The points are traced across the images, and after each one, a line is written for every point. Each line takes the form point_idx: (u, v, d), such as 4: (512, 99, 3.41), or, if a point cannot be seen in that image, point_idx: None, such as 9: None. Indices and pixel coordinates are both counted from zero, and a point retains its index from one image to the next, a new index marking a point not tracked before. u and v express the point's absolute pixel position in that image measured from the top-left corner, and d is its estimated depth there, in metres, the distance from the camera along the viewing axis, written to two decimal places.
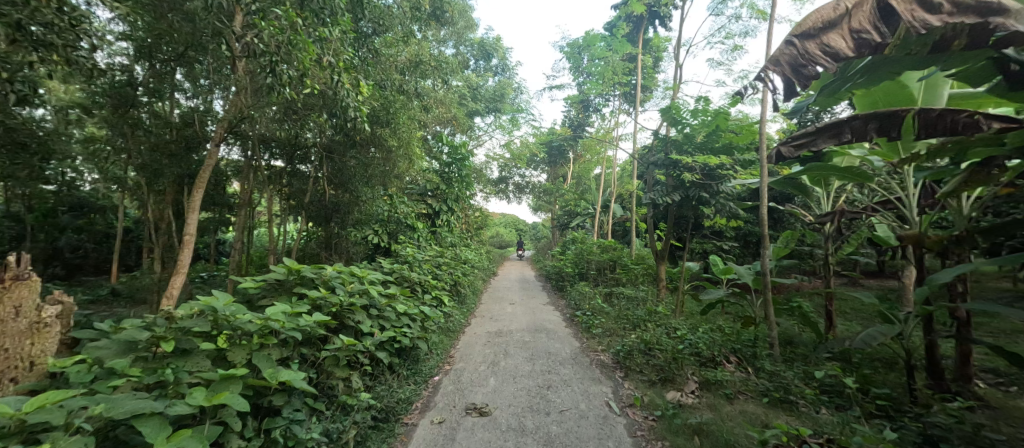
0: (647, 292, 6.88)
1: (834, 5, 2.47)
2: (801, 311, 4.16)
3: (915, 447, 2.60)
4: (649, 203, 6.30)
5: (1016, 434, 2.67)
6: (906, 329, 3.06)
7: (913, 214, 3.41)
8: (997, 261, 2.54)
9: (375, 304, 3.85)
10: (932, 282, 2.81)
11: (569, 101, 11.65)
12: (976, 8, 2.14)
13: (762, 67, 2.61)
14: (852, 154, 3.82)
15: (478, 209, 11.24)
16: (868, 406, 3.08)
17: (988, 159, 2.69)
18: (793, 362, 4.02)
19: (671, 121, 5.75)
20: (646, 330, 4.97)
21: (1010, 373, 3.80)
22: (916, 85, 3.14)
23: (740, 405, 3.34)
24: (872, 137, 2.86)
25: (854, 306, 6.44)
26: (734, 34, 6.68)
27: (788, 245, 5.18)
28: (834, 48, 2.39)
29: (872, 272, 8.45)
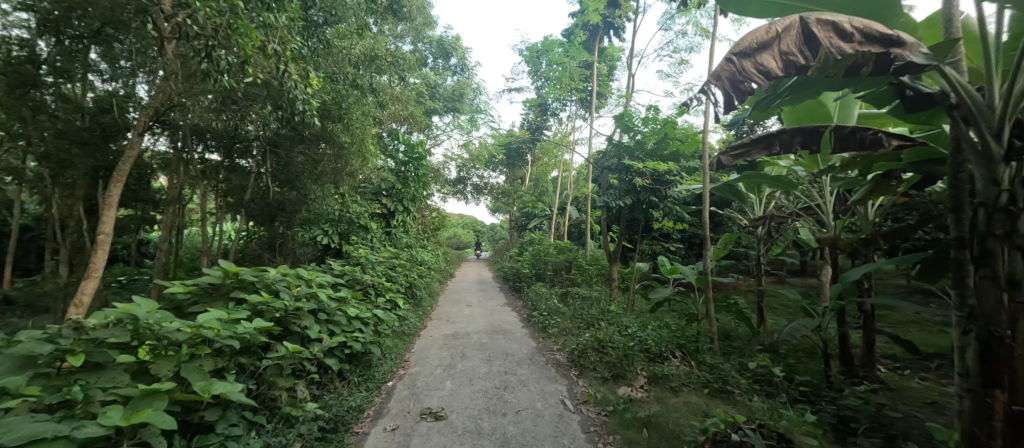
0: (601, 292, 7.13)
1: (766, 31, 2.69)
2: (737, 307, 4.52)
3: (829, 427, 2.93)
4: (603, 206, 6.53)
5: (908, 411, 3.09)
6: (824, 322, 3.42)
7: (829, 219, 3.83)
8: (895, 261, 2.91)
9: (324, 309, 3.66)
10: (844, 280, 3.16)
11: (528, 104, 11.79)
12: (881, 39, 2.35)
13: (705, 82, 2.79)
14: (781, 164, 4.24)
15: (435, 209, 11.03)
16: (792, 392, 3.40)
17: (889, 172, 3.08)
18: (731, 355, 4.35)
19: (623, 128, 6.01)
20: (600, 329, 5.15)
21: (904, 358, 4.38)
22: (832, 104, 3.55)
23: (684, 397, 3.56)
24: (798, 150, 3.12)
25: (782, 302, 7.09)
26: (681, 48, 7.13)
27: (727, 247, 5.60)
28: (765, 67, 2.58)
29: (797, 271, 9.36)
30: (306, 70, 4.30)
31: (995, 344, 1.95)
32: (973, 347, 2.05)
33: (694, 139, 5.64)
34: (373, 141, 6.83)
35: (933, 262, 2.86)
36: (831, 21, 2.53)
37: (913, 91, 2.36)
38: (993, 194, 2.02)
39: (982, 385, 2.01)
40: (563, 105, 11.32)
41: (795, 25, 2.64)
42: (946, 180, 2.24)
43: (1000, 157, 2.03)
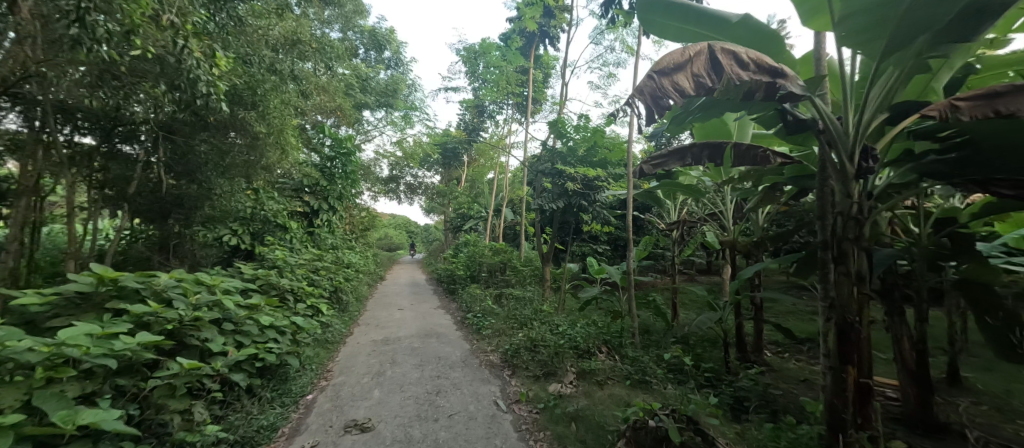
0: (535, 292, 7.32)
1: (682, 52, 2.97)
2: (655, 303, 4.94)
3: (728, 407, 3.32)
4: (536, 209, 6.72)
5: (786, 388, 3.63)
6: (724, 315, 3.88)
7: (729, 224, 4.37)
8: (778, 261, 3.39)
9: (230, 318, 3.25)
10: (740, 277, 3.60)
11: (464, 104, 11.70)
12: (771, 70, 2.72)
13: (630, 96, 3.00)
14: (692, 174, 4.76)
15: (365, 209, 10.43)
16: (699, 378, 3.81)
17: (774, 184, 3.59)
18: (649, 347, 4.73)
19: (557, 133, 6.24)
20: (532, 329, 5.27)
21: (785, 343, 5.15)
22: (732, 125, 4.07)
23: (609, 389, 3.79)
24: (706, 163, 3.48)
25: (692, 298, 7.89)
26: (609, 62, 7.62)
27: (648, 248, 6.10)
28: (681, 86, 2.84)
29: (704, 270, 10.52)
30: (212, 48, 3.80)
31: (848, 328, 2.37)
32: (833, 332, 2.47)
33: (620, 148, 6.07)
34: (294, 132, 6.26)
35: (806, 261, 3.40)
36: (732, 50, 2.87)
37: (792, 117, 2.69)
38: (847, 205, 2.46)
39: (840, 362, 2.42)
40: (500, 108, 11.44)
41: (704, 50, 2.94)
42: (814, 192, 2.68)
43: (852, 174, 2.47)
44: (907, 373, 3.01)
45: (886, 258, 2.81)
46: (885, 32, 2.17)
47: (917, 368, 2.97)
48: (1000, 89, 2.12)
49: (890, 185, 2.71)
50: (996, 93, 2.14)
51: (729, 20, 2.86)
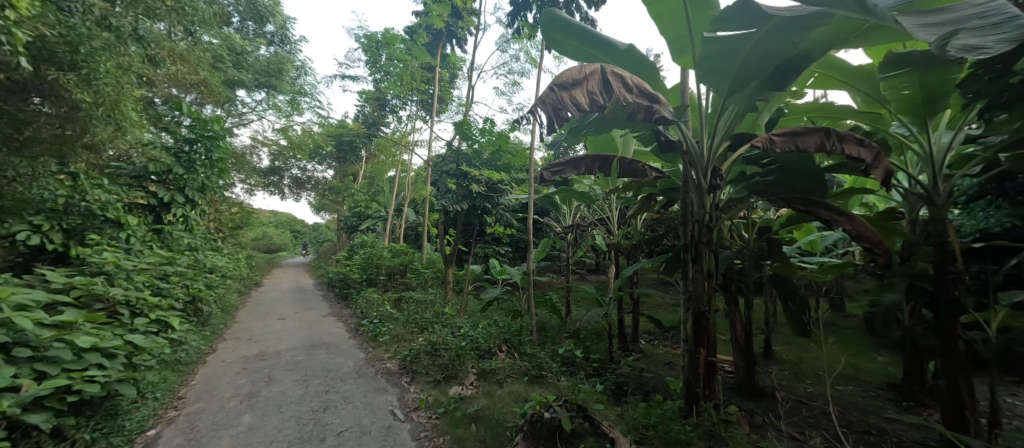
0: (437, 295, 7.18)
1: (579, 69, 3.25)
2: (552, 302, 5.27)
3: (611, 392, 3.70)
4: (440, 210, 6.60)
5: (656, 371, 4.22)
6: (609, 310, 4.32)
7: (614, 229, 4.90)
8: (652, 261, 3.90)
9: (25, 342, 2.46)
10: (623, 275, 4.05)
11: (364, 95, 10.91)
12: (649, 95, 3.16)
13: (533, 104, 3.16)
14: (585, 182, 5.22)
15: (236, 204, 8.94)
16: (588, 368, 4.18)
17: (650, 195, 4.13)
18: (545, 343, 5.03)
19: (462, 134, 6.21)
20: (433, 332, 5.17)
21: (656, 332, 5.98)
22: (619, 140, 4.57)
23: (508, 387, 3.90)
24: (596, 173, 3.81)
25: (583, 296, 8.65)
26: (515, 71, 7.89)
27: (546, 250, 6.48)
28: (577, 100, 3.12)
29: (593, 270, 11.63)
30: None
31: (701, 316, 2.85)
32: (691, 321, 2.94)
33: (523, 154, 6.33)
34: (136, 106, 5.07)
35: (672, 260, 4.00)
36: (619, 74, 3.26)
37: (664, 138, 3.09)
38: (702, 214, 2.96)
39: (695, 345, 2.89)
40: (404, 104, 10.95)
41: (597, 70, 3.27)
42: (679, 202, 3.15)
43: (706, 189, 2.97)
44: (740, 351, 3.75)
45: (727, 259, 3.46)
46: (727, 77, 2.71)
47: (746, 346, 3.71)
48: (799, 129, 2.78)
49: (730, 199, 3.33)
50: (796, 132, 2.80)
51: (617, 47, 3.17)
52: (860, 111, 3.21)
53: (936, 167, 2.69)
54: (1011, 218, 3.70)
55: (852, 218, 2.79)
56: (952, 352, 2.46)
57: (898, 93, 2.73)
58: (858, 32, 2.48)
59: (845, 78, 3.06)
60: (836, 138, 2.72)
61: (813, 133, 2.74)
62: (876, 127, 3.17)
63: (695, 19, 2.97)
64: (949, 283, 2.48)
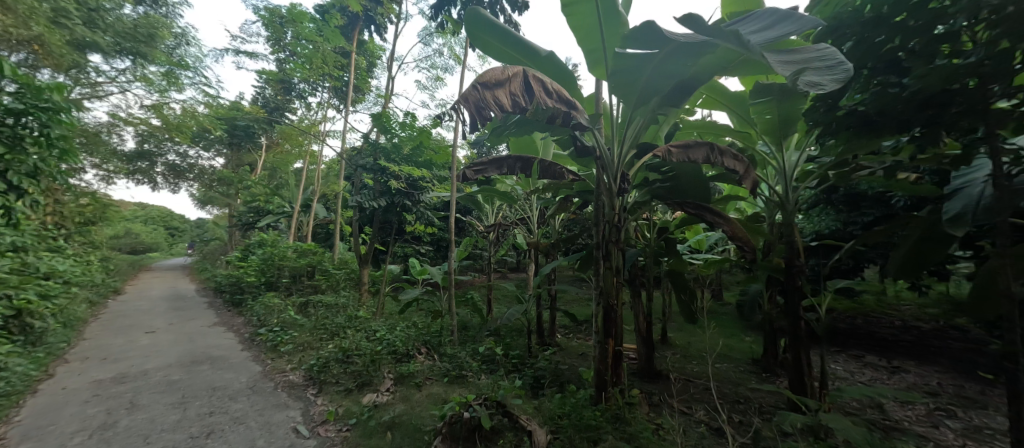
0: (350, 297, 6.71)
1: (502, 70, 3.27)
2: (473, 301, 5.29)
3: (529, 386, 3.83)
4: (355, 206, 6.20)
5: (570, 362, 4.48)
6: (528, 307, 4.47)
7: (534, 228, 5.10)
8: (568, 259, 4.13)
9: None
10: (541, 273, 4.22)
11: (264, 76, 9.71)
12: (568, 102, 3.31)
13: (456, 101, 3.05)
14: (507, 182, 5.32)
15: (87, 194, 7.28)
16: (507, 364, 4.26)
17: (567, 196, 4.36)
18: (465, 343, 5.02)
19: (380, 127, 5.88)
20: (345, 338, 4.83)
21: (571, 326, 6.35)
22: (539, 143, 4.77)
23: (427, 389, 3.80)
24: (518, 173, 3.87)
25: (503, 294, 8.84)
26: (438, 66, 7.72)
27: (468, 249, 6.47)
28: (500, 101, 3.10)
29: (514, 268, 11.98)
30: None
31: (609, 310, 3.10)
32: (601, 314, 3.17)
33: (445, 151, 6.23)
34: None
35: (586, 258, 4.28)
36: (541, 79, 3.36)
37: (580, 143, 3.34)
38: (612, 215, 3.21)
39: (604, 336, 3.13)
40: (313, 90, 10.01)
41: (520, 74, 3.28)
42: (592, 204, 3.37)
43: (615, 192, 3.24)
44: (642, 339, 4.15)
45: (632, 256, 3.81)
46: (633, 91, 2.98)
47: (647, 335, 4.13)
48: (690, 143, 3.16)
49: (635, 202, 3.67)
50: (688, 145, 3.19)
51: (539, 54, 3.35)
52: (735, 130, 3.78)
53: (788, 179, 3.29)
54: (836, 222, 4.69)
55: (729, 221, 3.29)
56: (797, 329, 3.04)
57: (762, 117, 3.26)
58: (737, 62, 2.88)
59: (724, 101, 3.57)
60: (717, 152, 3.17)
61: (701, 147, 3.14)
62: (746, 144, 3.76)
63: (608, 34, 3.18)
64: (795, 274, 3.06)
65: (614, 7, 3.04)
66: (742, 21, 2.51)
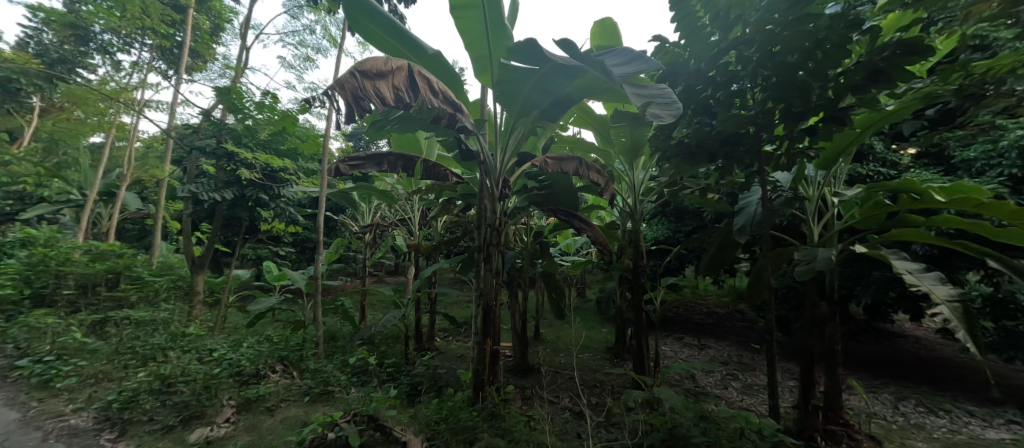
0: (176, 310, 5.39)
1: (385, 62, 3.10)
2: (344, 308, 4.85)
3: (405, 395, 3.66)
4: (186, 197, 5.11)
5: (449, 366, 4.46)
6: (406, 311, 4.28)
7: (415, 230, 4.95)
8: (449, 262, 4.12)
9: None
10: (422, 275, 4.12)
11: (40, 13, 7.08)
12: (452, 105, 3.32)
13: (329, 87, 2.76)
14: (387, 181, 5.03)
15: None
16: (381, 374, 3.98)
17: (450, 198, 4.34)
18: (333, 355, 4.55)
19: (227, 105, 4.89)
20: (166, 362, 3.86)
21: (450, 329, 6.33)
22: (423, 142, 4.66)
23: (281, 413, 3.29)
24: (399, 172, 3.67)
25: (378, 300, 8.31)
26: (308, 44, 6.85)
27: (339, 251, 5.89)
28: (382, 93, 2.90)
29: (392, 271, 11.47)
30: None
31: (488, 311, 3.19)
32: (480, 315, 3.23)
33: (315, 141, 5.55)
34: None
35: (467, 260, 4.33)
36: (426, 77, 3.30)
37: (464, 146, 3.33)
38: (493, 219, 3.32)
39: (483, 337, 3.22)
40: (126, 45, 7.76)
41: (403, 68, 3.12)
42: (475, 207, 3.42)
43: (497, 196, 3.35)
44: (518, 337, 4.39)
45: (511, 258, 4.00)
46: (515, 101, 3.12)
47: (522, 332, 4.38)
48: (563, 156, 3.51)
49: (515, 207, 3.87)
50: (561, 158, 3.52)
51: (426, 51, 3.21)
52: (599, 148, 4.32)
53: (636, 194, 3.92)
54: (669, 230, 5.80)
55: (591, 227, 3.76)
56: (639, 319, 3.63)
57: (620, 139, 3.81)
58: (601, 90, 3.29)
59: (591, 122, 4.04)
60: (584, 166, 3.59)
61: (571, 161, 3.51)
62: (606, 161, 4.34)
63: (495, 45, 3.28)
64: (639, 273, 3.66)
65: (501, 19, 3.14)
66: (607, 54, 2.89)
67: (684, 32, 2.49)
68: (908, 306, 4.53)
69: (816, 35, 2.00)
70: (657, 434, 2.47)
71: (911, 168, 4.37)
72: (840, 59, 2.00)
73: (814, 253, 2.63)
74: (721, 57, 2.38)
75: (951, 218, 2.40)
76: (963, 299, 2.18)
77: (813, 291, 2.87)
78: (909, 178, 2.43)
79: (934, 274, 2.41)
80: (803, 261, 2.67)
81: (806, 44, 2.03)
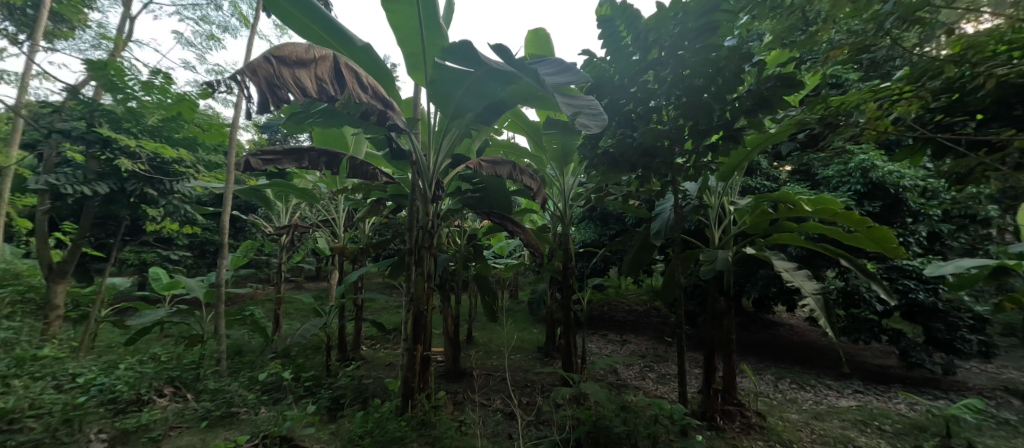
0: (22, 328, 4.35)
1: (307, 49, 2.79)
2: (253, 318, 4.36)
3: (326, 411, 3.38)
4: (41, 190, 4.18)
5: (375, 376, 4.24)
6: (328, 319, 3.97)
7: (340, 231, 4.65)
8: (377, 265, 3.91)
9: None
10: (347, 280, 3.89)
11: None
12: (383, 101, 3.13)
13: (238, 71, 2.43)
14: (308, 178, 4.64)
15: None
16: (297, 389, 3.63)
17: (379, 199, 4.13)
18: (239, 372, 4.06)
19: (102, 83, 4.10)
20: (6, 393, 3.10)
21: (377, 337, 6.02)
22: (349, 139, 4.39)
23: (171, 444, 2.83)
24: (322, 169, 3.38)
25: (296, 308, 7.62)
26: (213, 21, 6.04)
27: (248, 255, 5.29)
28: (302, 83, 2.64)
29: (311, 277, 10.64)
30: None
31: (419, 316, 3.09)
32: (411, 321, 3.11)
33: (218, 130, 4.82)
34: None
35: (396, 264, 4.16)
36: (355, 70, 3.06)
37: (395, 144, 3.16)
38: (425, 221, 3.22)
39: (413, 343, 3.10)
40: None
41: (328, 58, 2.89)
42: (406, 208, 3.29)
43: (430, 198, 3.26)
44: (450, 341, 4.32)
45: (444, 261, 3.93)
46: (449, 102, 3.07)
47: (454, 336, 4.32)
48: (497, 159, 3.54)
49: (448, 209, 3.80)
50: (495, 161, 3.56)
51: (354, 43, 3.05)
52: (532, 154, 4.44)
53: (566, 199, 4.11)
54: (595, 234, 6.17)
55: (524, 230, 3.83)
56: (568, 319, 3.79)
57: (552, 146, 3.95)
58: (534, 97, 3.37)
59: (524, 127, 4.14)
60: (518, 170, 3.65)
61: (505, 165, 3.55)
62: (539, 166, 4.47)
63: (428, 43, 3.20)
64: (568, 274, 3.82)
65: (435, 18, 3.08)
66: (539, 63, 2.97)
67: (609, 49, 2.66)
68: (786, 299, 5.35)
69: (717, 64, 2.28)
70: (583, 428, 2.59)
71: (788, 183, 5.17)
72: (736, 85, 2.30)
73: (715, 254, 2.98)
74: (641, 75, 2.59)
75: (817, 225, 2.88)
76: (824, 292, 2.62)
77: (714, 288, 3.25)
78: (786, 191, 2.87)
79: (804, 271, 2.85)
80: (706, 261, 3.00)
81: (708, 71, 2.30)
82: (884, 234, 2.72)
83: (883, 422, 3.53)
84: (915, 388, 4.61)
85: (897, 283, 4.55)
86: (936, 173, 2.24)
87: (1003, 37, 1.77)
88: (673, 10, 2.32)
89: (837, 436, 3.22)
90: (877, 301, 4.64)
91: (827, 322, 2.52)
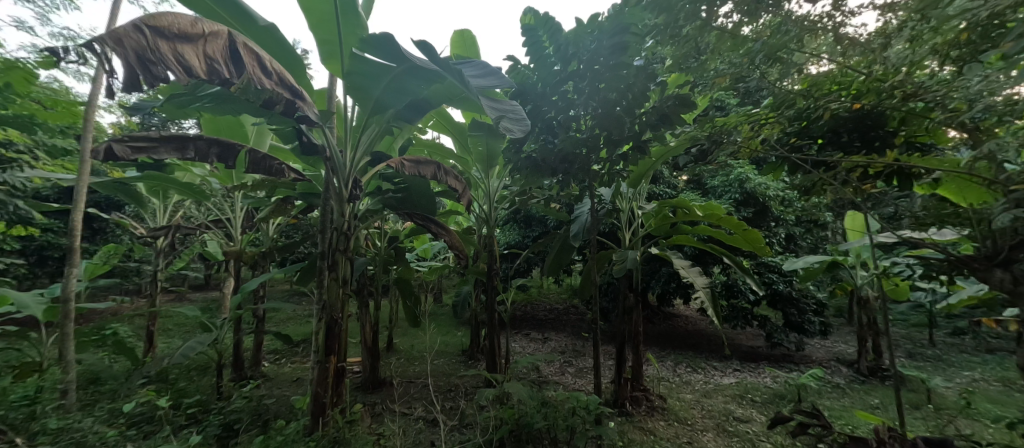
0: None
1: (193, 22, 2.39)
2: (117, 337, 3.63)
3: (215, 440, 2.91)
4: None
5: (279, 394, 3.81)
6: (220, 334, 3.46)
7: (236, 233, 4.12)
8: (282, 271, 3.52)
9: None
10: (244, 289, 3.45)
11: None
12: (290, 90, 2.83)
13: (95, 38, 1.97)
14: (193, 172, 4.00)
15: None
16: (177, 419, 3.08)
17: (285, 197, 3.73)
18: (95, 405, 3.33)
19: None
20: None
21: (282, 351, 5.44)
22: (249, 129, 3.91)
23: None
24: (213, 162, 2.89)
25: (176, 324, 6.52)
26: None
27: (110, 262, 4.40)
28: (186, 61, 2.25)
29: (196, 287, 9.20)
30: None
31: (333, 324, 2.86)
32: (323, 330, 2.86)
33: (67, 109, 3.96)
34: None
35: (305, 269, 3.78)
36: (256, 52, 2.72)
37: (306, 138, 2.87)
38: (341, 222, 2.98)
39: (325, 355, 2.85)
40: None
41: (222, 34, 2.52)
42: (318, 208, 3.01)
43: (345, 198, 3.03)
44: (367, 350, 4.06)
45: (360, 265, 3.68)
46: (368, 96, 2.88)
47: (373, 345, 4.07)
48: (421, 159, 3.43)
49: (367, 210, 3.56)
50: (418, 161, 3.43)
51: (257, 22, 2.70)
52: (456, 155, 4.40)
53: (491, 201, 4.14)
54: (519, 236, 6.33)
55: (448, 233, 3.77)
56: (492, 320, 3.81)
57: (477, 148, 3.95)
58: (459, 98, 3.31)
59: (449, 128, 4.08)
60: (442, 171, 3.57)
61: (429, 165, 3.46)
62: (464, 168, 4.43)
63: (346, 32, 2.97)
64: (493, 275, 3.83)
65: (354, 6, 2.88)
66: (465, 64, 2.95)
67: (532, 57, 2.74)
68: (683, 293, 6.06)
69: (627, 80, 2.48)
70: (507, 427, 2.63)
71: (684, 190, 5.87)
72: (643, 102, 2.53)
73: (626, 255, 3.24)
74: (562, 85, 2.70)
75: (708, 227, 3.28)
76: (711, 286, 3.02)
77: (624, 285, 3.54)
78: (683, 197, 3.24)
79: (696, 269, 3.24)
80: (618, 261, 3.25)
81: (620, 86, 2.50)
82: (754, 235, 3.22)
83: (755, 395, 4.18)
84: (778, 364, 5.56)
85: (764, 276, 5.44)
86: (791, 186, 2.71)
87: (835, 79, 2.23)
88: (590, 28, 2.49)
89: (721, 410, 3.73)
90: (751, 292, 5.49)
91: (713, 312, 2.91)
